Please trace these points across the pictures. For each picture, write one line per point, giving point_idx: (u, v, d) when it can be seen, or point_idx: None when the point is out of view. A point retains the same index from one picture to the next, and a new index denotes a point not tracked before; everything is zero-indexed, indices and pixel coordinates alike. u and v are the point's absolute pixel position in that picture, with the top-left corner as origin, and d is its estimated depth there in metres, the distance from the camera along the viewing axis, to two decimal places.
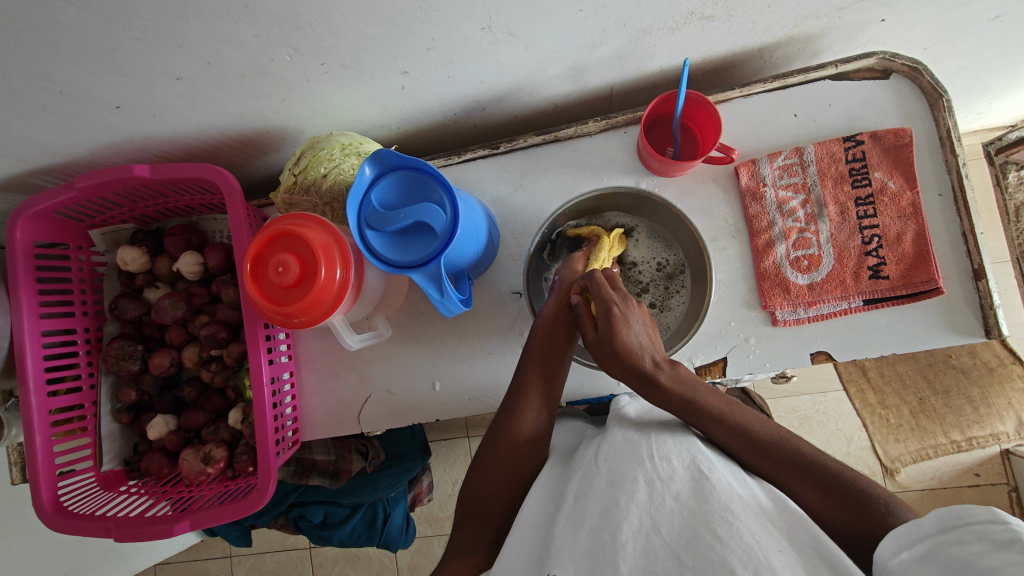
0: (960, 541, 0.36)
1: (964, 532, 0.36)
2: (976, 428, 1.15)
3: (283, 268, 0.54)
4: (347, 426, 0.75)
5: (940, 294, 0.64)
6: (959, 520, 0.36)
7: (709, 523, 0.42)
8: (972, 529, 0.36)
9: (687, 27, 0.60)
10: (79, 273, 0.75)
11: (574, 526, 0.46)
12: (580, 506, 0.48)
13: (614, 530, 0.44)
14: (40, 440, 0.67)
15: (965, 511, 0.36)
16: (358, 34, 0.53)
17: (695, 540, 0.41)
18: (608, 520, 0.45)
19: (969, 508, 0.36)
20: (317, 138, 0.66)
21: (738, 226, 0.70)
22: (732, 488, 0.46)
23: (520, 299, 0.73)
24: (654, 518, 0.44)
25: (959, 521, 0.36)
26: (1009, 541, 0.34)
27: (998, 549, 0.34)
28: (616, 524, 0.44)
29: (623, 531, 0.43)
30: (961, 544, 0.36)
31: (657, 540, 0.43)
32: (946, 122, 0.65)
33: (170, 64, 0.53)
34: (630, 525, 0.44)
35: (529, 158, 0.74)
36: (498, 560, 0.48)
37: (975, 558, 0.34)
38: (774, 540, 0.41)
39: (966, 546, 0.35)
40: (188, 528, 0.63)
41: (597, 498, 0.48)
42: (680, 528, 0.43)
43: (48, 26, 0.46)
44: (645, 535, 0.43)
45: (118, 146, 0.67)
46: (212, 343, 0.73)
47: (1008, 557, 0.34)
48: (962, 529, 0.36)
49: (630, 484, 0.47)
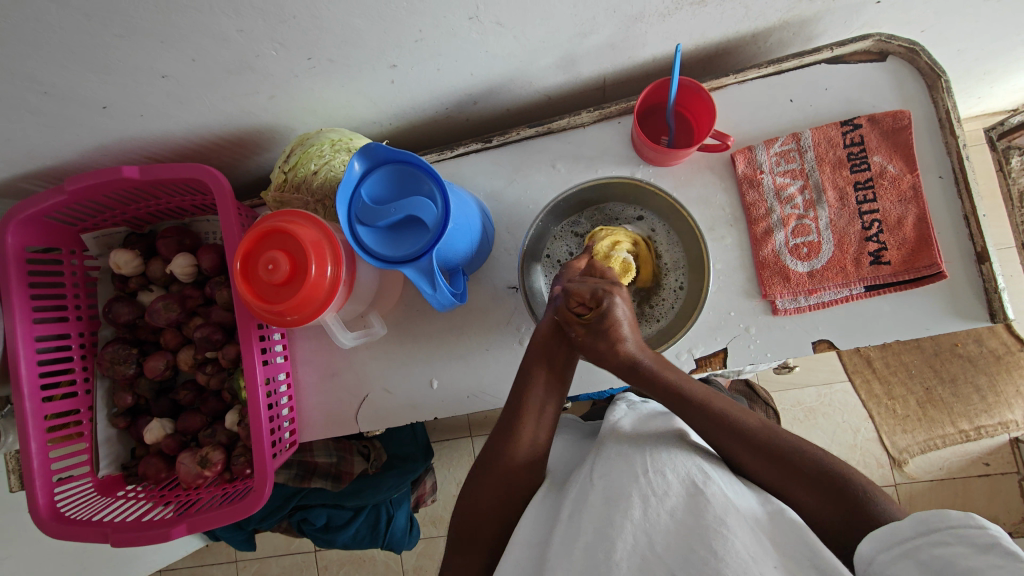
0: (943, 544, 0.35)
1: (944, 535, 0.35)
2: (984, 416, 1.12)
3: (273, 267, 0.54)
4: (344, 427, 0.74)
5: (943, 278, 0.62)
6: (939, 523, 0.36)
7: (704, 538, 0.41)
8: (954, 533, 0.35)
9: (678, 13, 0.59)
10: (72, 278, 0.75)
11: (568, 544, 0.45)
12: (575, 524, 0.47)
13: (609, 549, 0.43)
14: (36, 446, 0.66)
15: (946, 513, 0.36)
16: (344, 26, 0.53)
17: (690, 556, 0.40)
18: (602, 539, 0.44)
19: (950, 511, 0.36)
20: (306, 136, 0.66)
21: (736, 214, 0.69)
22: (729, 500, 0.45)
23: (516, 294, 0.72)
24: (649, 536, 0.43)
25: (941, 524, 0.36)
26: (989, 545, 0.34)
27: (981, 553, 0.34)
28: (611, 543, 0.43)
29: (617, 548, 0.43)
30: (942, 545, 0.35)
31: (653, 558, 0.42)
32: (945, 103, 0.64)
33: (155, 62, 0.53)
34: (624, 543, 0.43)
35: (523, 150, 0.73)
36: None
37: (957, 559, 0.34)
38: (769, 555, 0.40)
39: (948, 549, 0.35)
40: (185, 531, 0.63)
41: (592, 514, 0.47)
42: (675, 543, 0.42)
43: (30, 25, 0.46)
44: (640, 553, 0.42)
45: (108, 148, 0.66)
46: (207, 345, 0.72)
47: (992, 560, 0.33)
48: (943, 532, 0.35)
49: (625, 501, 0.46)
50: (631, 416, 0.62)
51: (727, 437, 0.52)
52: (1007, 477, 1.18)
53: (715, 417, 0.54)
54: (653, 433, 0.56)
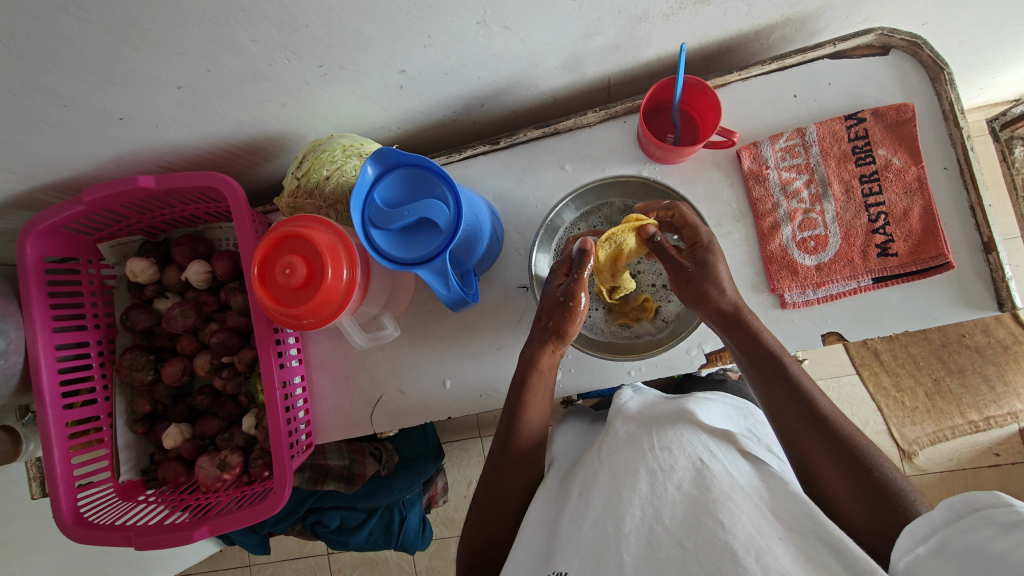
0: (971, 528, 0.35)
1: (973, 519, 0.35)
2: (993, 407, 1.14)
3: (290, 270, 0.55)
4: (359, 428, 0.75)
5: (950, 269, 0.63)
6: (965, 508, 0.36)
7: (711, 510, 0.41)
8: (981, 515, 0.35)
9: (682, 12, 0.60)
10: (89, 287, 0.76)
11: (577, 521, 0.46)
12: (584, 501, 0.48)
13: (618, 522, 0.43)
14: (58, 453, 0.67)
15: (972, 498, 0.36)
16: (355, 33, 0.54)
17: (696, 527, 0.40)
18: (611, 513, 0.44)
19: (978, 494, 0.36)
20: (318, 142, 0.67)
21: (742, 210, 0.70)
22: (733, 478, 0.46)
23: (527, 293, 0.73)
24: (656, 507, 0.43)
25: (967, 509, 0.36)
26: (1017, 523, 0.33)
27: (1006, 533, 0.33)
28: (619, 517, 0.44)
29: (626, 522, 0.43)
30: (972, 532, 0.35)
31: (659, 528, 0.42)
32: (948, 95, 0.65)
33: (171, 73, 0.54)
34: (632, 516, 0.43)
35: (530, 151, 0.74)
36: (506, 565, 0.47)
37: (986, 545, 0.34)
38: (775, 527, 0.40)
39: (976, 534, 0.35)
40: (207, 533, 0.64)
41: (599, 491, 0.48)
42: (681, 515, 0.42)
43: (51, 39, 0.47)
44: (648, 525, 0.42)
45: (123, 159, 0.67)
46: (224, 350, 0.74)
47: (1017, 539, 0.33)
48: (970, 517, 0.35)
49: (632, 477, 0.47)
50: (637, 399, 0.63)
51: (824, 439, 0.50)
52: (1018, 467, 1.16)
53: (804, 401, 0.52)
54: (662, 416, 0.56)
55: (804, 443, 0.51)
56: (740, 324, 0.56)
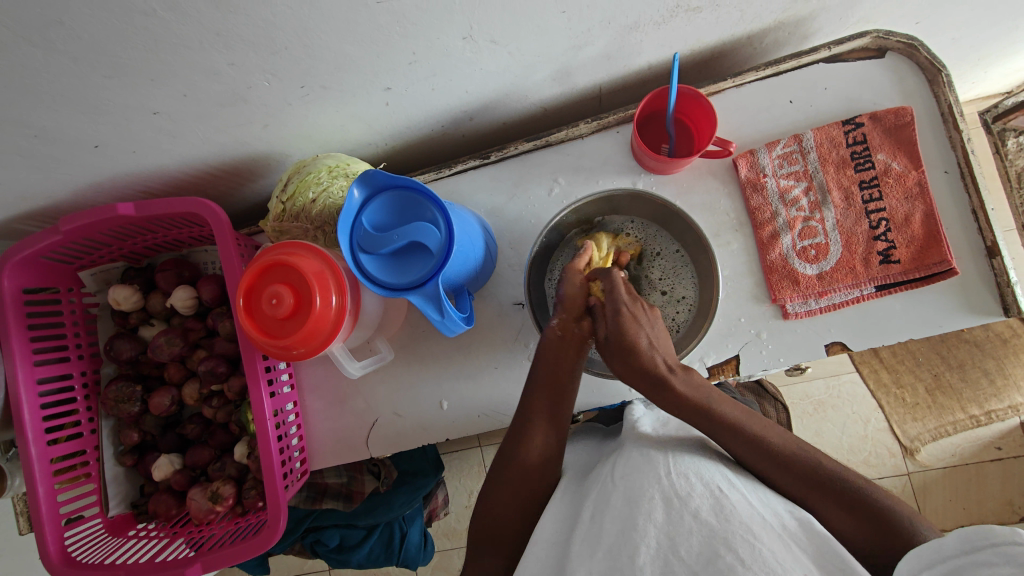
0: (985, 563, 0.33)
1: (988, 554, 0.34)
2: (993, 401, 1.13)
3: (276, 300, 0.52)
4: (356, 453, 0.73)
5: (954, 275, 0.61)
6: (981, 540, 0.34)
7: (730, 543, 0.40)
8: (998, 551, 0.33)
9: (673, 20, 0.59)
10: (71, 316, 0.73)
11: (589, 546, 0.44)
12: (596, 525, 0.46)
13: (632, 552, 0.42)
14: (43, 491, 0.65)
15: (989, 531, 0.34)
16: (339, 53, 0.52)
17: (714, 559, 0.39)
18: (624, 541, 0.43)
19: (993, 527, 0.34)
20: (302, 163, 0.65)
21: (740, 219, 0.69)
22: (753, 509, 0.44)
23: (523, 310, 0.71)
24: (671, 536, 0.42)
25: (982, 542, 0.34)
26: None
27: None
28: (633, 546, 0.42)
29: (640, 552, 0.41)
30: (986, 566, 0.33)
31: (676, 559, 0.40)
32: (947, 97, 0.64)
33: (146, 99, 0.52)
34: (647, 546, 0.42)
35: (522, 164, 0.72)
36: None
37: None
38: (799, 562, 0.39)
39: (990, 569, 0.33)
40: (200, 570, 0.62)
41: (613, 517, 0.46)
42: (699, 545, 0.40)
43: (16, 71, 0.45)
44: (663, 555, 0.41)
45: (101, 185, 0.65)
46: (212, 378, 0.71)
47: None
48: (985, 551, 0.34)
49: (647, 503, 0.45)
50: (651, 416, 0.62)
51: (797, 479, 0.49)
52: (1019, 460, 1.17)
53: (776, 454, 0.50)
54: (680, 439, 0.55)
55: (755, 463, 0.51)
56: (657, 384, 0.57)
